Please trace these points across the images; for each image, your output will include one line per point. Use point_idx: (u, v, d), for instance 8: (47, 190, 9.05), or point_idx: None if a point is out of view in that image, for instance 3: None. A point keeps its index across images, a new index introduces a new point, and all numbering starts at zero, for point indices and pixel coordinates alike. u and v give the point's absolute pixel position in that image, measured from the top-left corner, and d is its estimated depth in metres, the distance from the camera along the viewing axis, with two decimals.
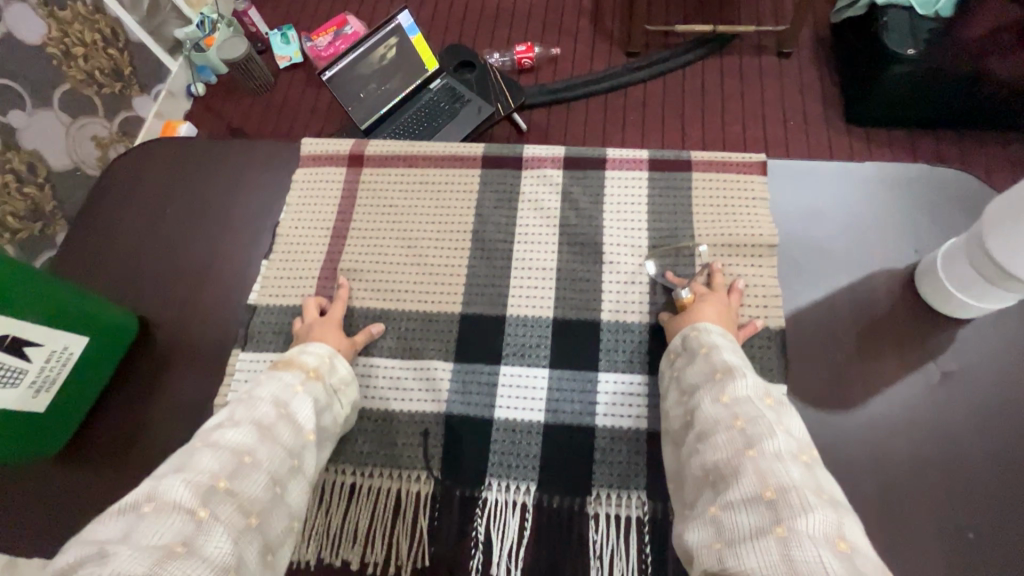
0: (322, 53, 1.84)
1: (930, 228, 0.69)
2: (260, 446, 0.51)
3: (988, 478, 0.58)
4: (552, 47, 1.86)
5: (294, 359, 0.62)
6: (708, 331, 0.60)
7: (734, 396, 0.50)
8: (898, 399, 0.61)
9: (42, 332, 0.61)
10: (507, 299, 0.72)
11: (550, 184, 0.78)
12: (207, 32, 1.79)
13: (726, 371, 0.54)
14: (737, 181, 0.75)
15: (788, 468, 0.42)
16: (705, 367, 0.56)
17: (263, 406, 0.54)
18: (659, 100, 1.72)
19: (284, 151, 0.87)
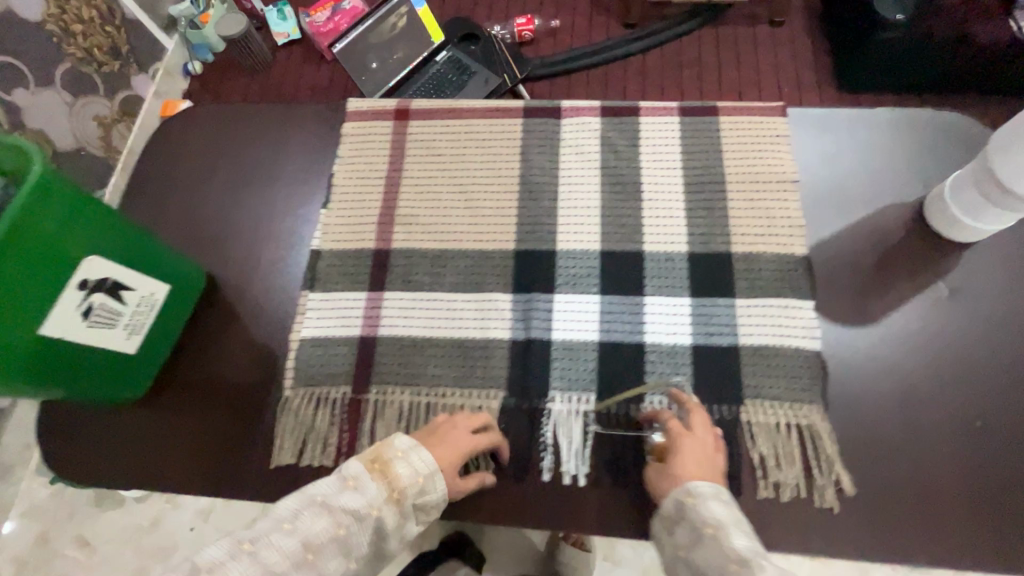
0: (321, 28, 1.76)
1: (936, 166, 0.77)
2: (296, 574, 0.45)
3: (991, 380, 0.66)
4: (552, 20, 1.88)
5: (399, 461, 0.55)
6: (706, 499, 0.54)
7: (741, 555, 0.47)
8: (911, 315, 0.69)
9: (134, 276, 0.65)
10: (557, 235, 0.78)
11: (590, 130, 0.83)
12: (202, 8, 1.67)
13: (738, 556, 0.47)
14: (762, 124, 0.81)
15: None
16: (712, 548, 0.49)
17: (321, 518, 0.48)
18: (657, 73, 1.76)
19: (328, 112, 0.91)
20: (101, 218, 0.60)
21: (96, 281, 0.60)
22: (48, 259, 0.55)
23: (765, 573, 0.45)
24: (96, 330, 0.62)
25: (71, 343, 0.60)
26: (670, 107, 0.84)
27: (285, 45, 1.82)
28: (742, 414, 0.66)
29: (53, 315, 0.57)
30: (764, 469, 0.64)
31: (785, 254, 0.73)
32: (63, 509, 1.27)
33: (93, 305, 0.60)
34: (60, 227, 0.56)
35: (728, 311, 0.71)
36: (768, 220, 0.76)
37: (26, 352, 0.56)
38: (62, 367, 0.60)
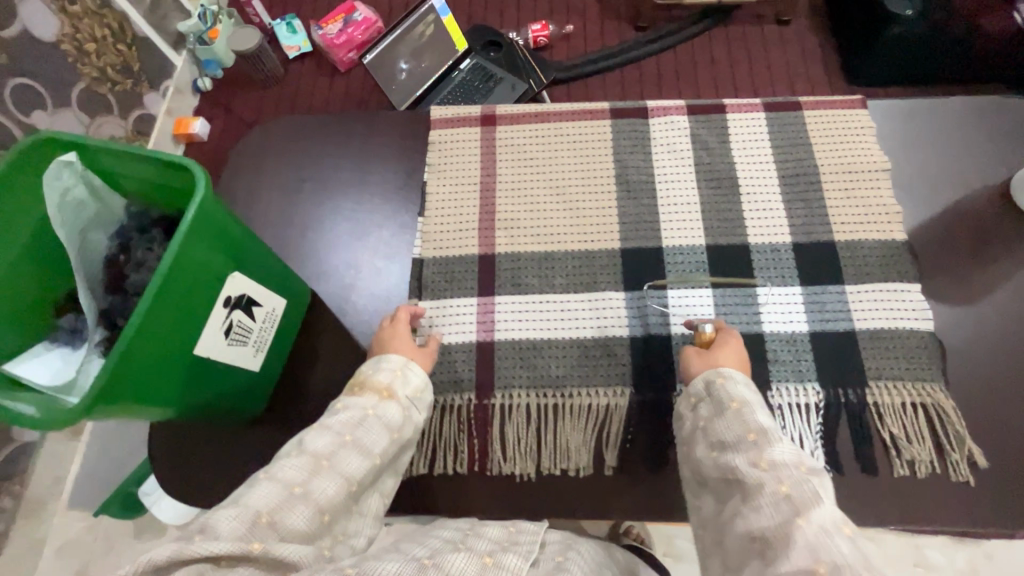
0: (335, 40, 1.64)
1: (1016, 150, 0.80)
2: (317, 477, 0.54)
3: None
4: (566, 24, 1.81)
5: (366, 376, 0.63)
6: (734, 381, 0.60)
7: (774, 463, 0.51)
8: (1014, 291, 0.72)
9: (262, 292, 0.67)
10: (661, 232, 0.79)
11: (680, 129, 0.85)
12: (209, 24, 1.57)
13: (761, 437, 0.54)
14: (847, 116, 0.84)
15: (838, 539, 0.45)
16: (736, 424, 0.56)
17: (326, 435, 0.57)
18: (673, 73, 1.71)
19: (411, 120, 0.90)
20: (241, 238, 0.62)
21: (236, 298, 0.63)
22: (205, 279, 0.58)
23: (812, 481, 0.49)
24: (234, 345, 0.64)
25: (215, 359, 0.62)
26: (755, 103, 0.86)
27: (296, 58, 1.70)
28: (869, 395, 0.69)
29: (205, 333, 0.60)
30: (897, 446, 0.66)
31: (886, 241, 0.76)
32: (100, 543, 1.18)
33: (232, 322, 0.63)
34: (214, 249, 0.58)
35: (840, 299, 0.74)
36: (865, 208, 0.78)
37: (183, 368, 0.58)
38: (205, 383, 0.62)
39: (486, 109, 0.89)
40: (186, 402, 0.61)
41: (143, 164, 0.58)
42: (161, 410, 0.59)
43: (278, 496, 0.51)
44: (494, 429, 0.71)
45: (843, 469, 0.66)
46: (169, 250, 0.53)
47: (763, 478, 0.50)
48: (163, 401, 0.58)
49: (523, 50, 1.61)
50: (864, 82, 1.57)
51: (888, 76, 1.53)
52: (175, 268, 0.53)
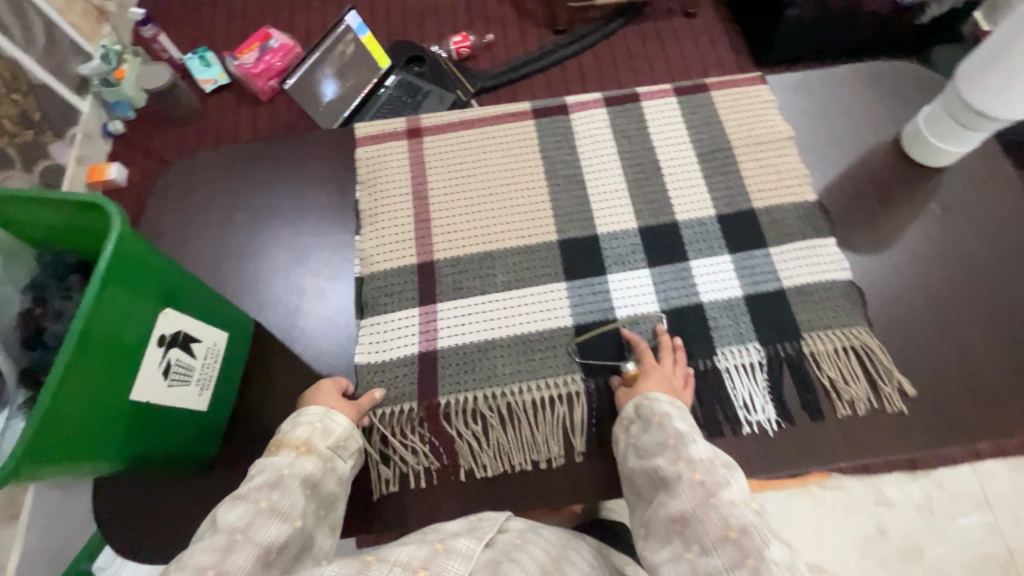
0: (252, 69, 1.60)
1: (900, 106, 0.88)
2: (232, 553, 0.50)
3: (999, 276, 0.76)
4: (485, 34, 1.84)
5: (282, 437, 0.62)
6: (659, 401, 0.64)
7: (690, 457, 0.58)
8: (917, 234, 0.79)
9: (199, 327, 0.65)
10: (594, 220, 0.81)
11: (599, 120, 0.88)
12: (113, 64, 1.50)
13: (678, 442, 0.60)
14: (750, 92, 0.89)
15: (743, 509, 0.52)
16: (658, 435, 0.61)
17: (238, 507, 0.54)
18: (594, 71, 1.77)
19: (335, 140, 0.89)
20: (167, 274, 0.60)
21: (171, 336, 0.60)
22: (131, 321, 0.55)
23: (723, 471, 0.56)
24: (174, 387, 0.61)
25: (155, 404, 0.59)
26: (666, 88, 0.90)
27: (213, 92, 1.63)
28: (805, 346, 0.73)
29: (141, 375, 0.57)
30: (836, 389, 0.71)
31: (801, 202, 0.81)
32: None
33: (170, 362, 0.61)
34: (137, 288, 0.56)
35: (766, 261, 0.78)
36: (778, 174, 0.83)
37: (120, 418, 0.55)
38: (148, 432, 0.59)
39: (409, 121, 0.89)
40: (127, 455, 0.58)
41: (50, 208, 0.55)
42: (99, 466, 0.56)
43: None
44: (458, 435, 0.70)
45: (793, 418, 0.70)
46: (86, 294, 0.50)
47: (680, 470, 0.57)
48: (99, 456, 0.54)
49: (447, 61, 1.63)
50: (769, 62, 1.68)
51: (789, 55, 1.65)
52: (94, 314, 0.50)
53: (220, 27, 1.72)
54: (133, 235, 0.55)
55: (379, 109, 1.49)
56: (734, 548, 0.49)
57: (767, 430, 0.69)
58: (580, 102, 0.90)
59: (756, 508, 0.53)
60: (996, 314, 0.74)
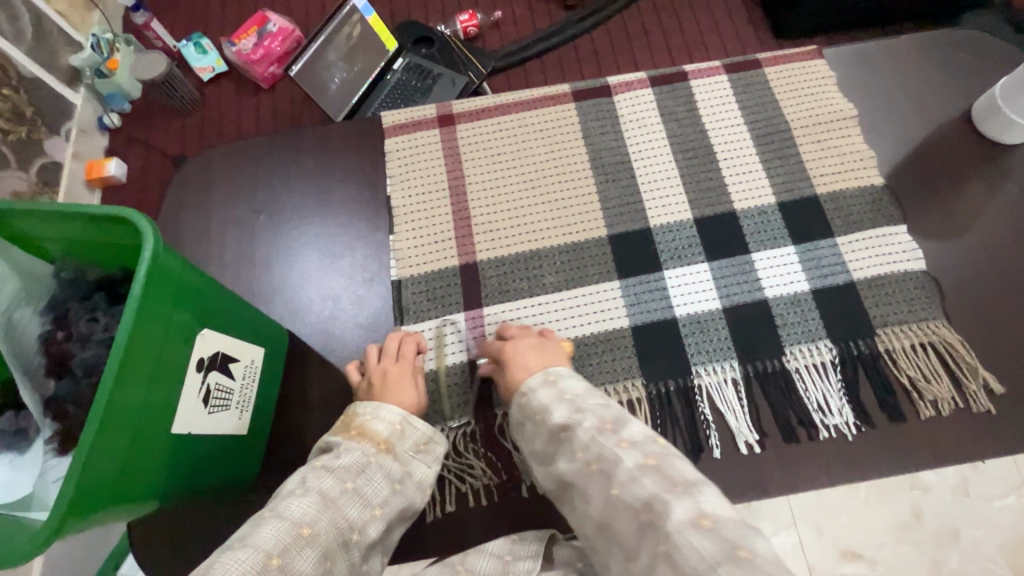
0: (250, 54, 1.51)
1: (970, 78, 0.82)
2: (323, 515, 0.47)
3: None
4: (494, 11, 1.75)
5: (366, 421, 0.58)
6: (534, 390, 0.56)
7: (581, 444, 0.49)
8: (993, 218, 0.74)
9: (237, 345, 0.60)
10: (646, 212, 0.76)
11: (645, 102, 0.82)
12: (106, 54, 1.41)
13: (568, 431, 0.51)
14: (806, 68, 0.83)
15: (644, 477, 0.43)
16: (546, 432, 0.53)
17: (326, 478, 0.51)
18: (608, 48, 1.68)
19: (360, 131, 0.83)
20: (203, 290, 0.54)
21: (210, 358, 0.55)
22: (170, 346, 0.50)
23: (609, 441, 0.48)
24: (214, 413, 0.57)
25: (196, 432, 0.54)
26: (716, 66, 0.83)
27: (212, 80, 1.56)
28: (880, 343, 0.69)
29: (181, 404, 0.52)
30: (917, 388, 0.66)
31: (866, 186, 0.76)
32: None
33: (209, 386, 0.56)
34: (174, 309, 0.50)
35: (834, 252, 0.73)
36: (840, 156, 0.78)
37: (162, 451, 0.50)
38: (191, 462, 0.55)
39: (440, 109, 0.83)
40: (171, 488, 0.53)
41: (68, 222, 0.49)
42: (142, 504, 0.51)
43: (283, 534, 0.43)
44: (517, 449, 0.66)
45: (873, 422, 0.65)
46: (122, 322, 0.44)
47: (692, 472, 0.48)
48: (143, 494, 0.50)
49: (458, 41, 1.55)
50: (792, 35, 1.60)
51: (813, 26, 1.56)
52: (133, 343, 0.45)
53: (215, 11, 1.63)
54: (168, 250, 0.49)
55: (390, 97, 1.43)
56: (650, 532, 0.41)
57: (846, 434, 0.65)
58: (623, 83, 0.83)
59: (653, 465, 0.44)
60: None
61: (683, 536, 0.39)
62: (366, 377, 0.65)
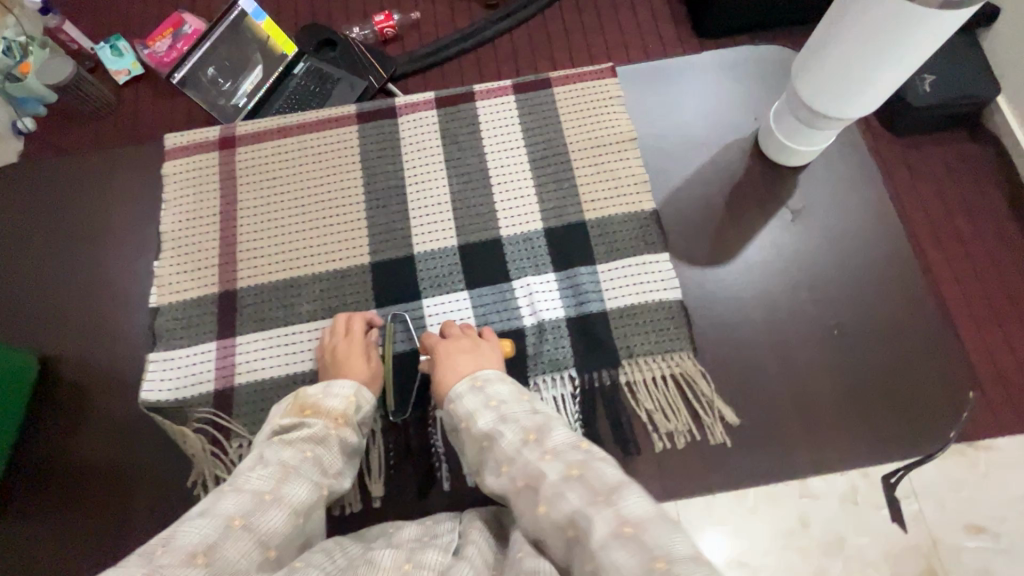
0: (163, 59, 1.41)
1: (762, 100, 0.81)
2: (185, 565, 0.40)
3: (848, 284, 0.71)
4: (412, 10, 1.59)
5: (319, 399, 0.58)
6: (465, 395, 0.55)
7: (516, 459, 0.47)
8: (762, 245, 0.73)
9: None
10: (411, 238, 0.75)
11: (427, 124, 0.80)
12: (19, 58, 1.33)
13: (534, 437, 0.49)
14: (596, 87, 0.80)
15: (656, 526, 0.39)
16: (478, 444, 0.52)
17: (282, 450, 0.53)
18: (530, 50, 1.54)
19: (153, 157, 0.84)
20: None
21: None
22: None
23: (580, 453, 0.46)
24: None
25: None
26: (505, 85, 0.81)
27: (128, 83, 1.42)
28: (622, 375, 0.67)
29: None
30: (654, 422, 0.66)
31: (636, 212, 0.74)
32: None
33: None
34: None
35: (592, 278, 0.71)
36: (615, 181, 0.76)
37: None
38: None
39: (223, 131, 0.81)
40: None
41: None
42: None
43: None
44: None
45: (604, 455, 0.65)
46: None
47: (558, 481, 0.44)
48: None
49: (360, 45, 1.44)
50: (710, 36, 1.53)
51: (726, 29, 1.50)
52: None
53: None
54: None
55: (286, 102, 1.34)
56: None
57: None
58: (410, 105, 0.81)
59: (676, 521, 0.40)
60: (838, 331, 0.69)
61: None
62: (322, 355, 0.66)
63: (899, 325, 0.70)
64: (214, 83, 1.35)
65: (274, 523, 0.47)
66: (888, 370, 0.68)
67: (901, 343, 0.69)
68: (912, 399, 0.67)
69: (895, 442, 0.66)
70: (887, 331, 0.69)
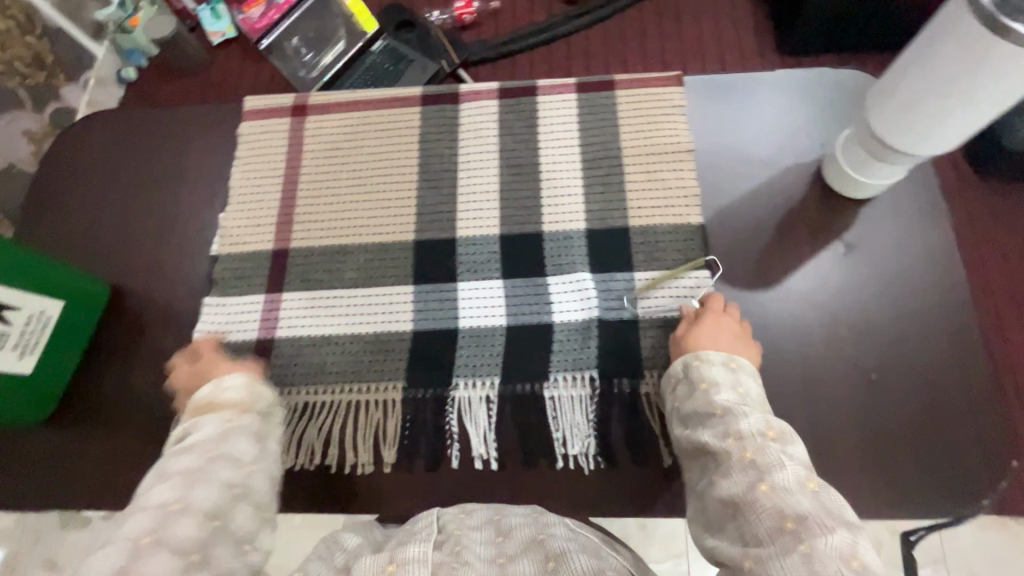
0: (256, 25, 1.49)
1: (833, 124, 0.78)
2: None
3: (894, 327, 0.69)
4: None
5: (211, 397, 0.64)
6: (711, 362, 0.59)
7: (738, 431, 0.51)
8: (808, 276, 0.71)
9: (17, 296, 0.67)
10: (456, 223, 0.77)
11: (486, 114, 0.82)
12: (130, 11, 1.43)
13: (726, 413, 0.53)
14: (659, 94, 0.79)
15: (800, 494, 0.45)
16: (701, 403, 0.56)
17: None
18: (602, 49, 1.53)
19: (231, 116, 0.90)
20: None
21: None
22: None
23: (774, 446, 0.49)
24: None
25: None
26: (568, 83, 0.82)
27: (221, 45, 1.55)
28: (643, 386, 0.67)
29: None
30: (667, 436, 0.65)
31: (682, 226, 0.73)
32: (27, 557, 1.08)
33: None
34: None
35: (626, 286, 0.71)
36: (665, 192, 0.75)
37: None
38: None
39: (295, 99, 0.86)
40: None
41: None
42: None
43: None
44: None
45: (614, 460, 0.65)
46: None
47: (728, 448, 0.50)
48: None
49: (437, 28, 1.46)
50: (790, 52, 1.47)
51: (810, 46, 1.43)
52: None
53: None
54: None
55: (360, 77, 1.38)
56: (789, 538, 0.42)
57: (583, 467, 0.65)
58: (472, 93, 0.83)
59: (814, 489, 0.46)
60: (876, 374, 0.67)
61: (831, 561, 0.40)
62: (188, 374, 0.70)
63: (944, 377, 0.66)
64: (296, 53, 1.46)
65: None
66: (925, 421, 0.65)
67: (943, 395, 0.66)
68: (946, 456, 0.64)
69: (920, 496, 0.63)
70: (931, 381, 0.66)
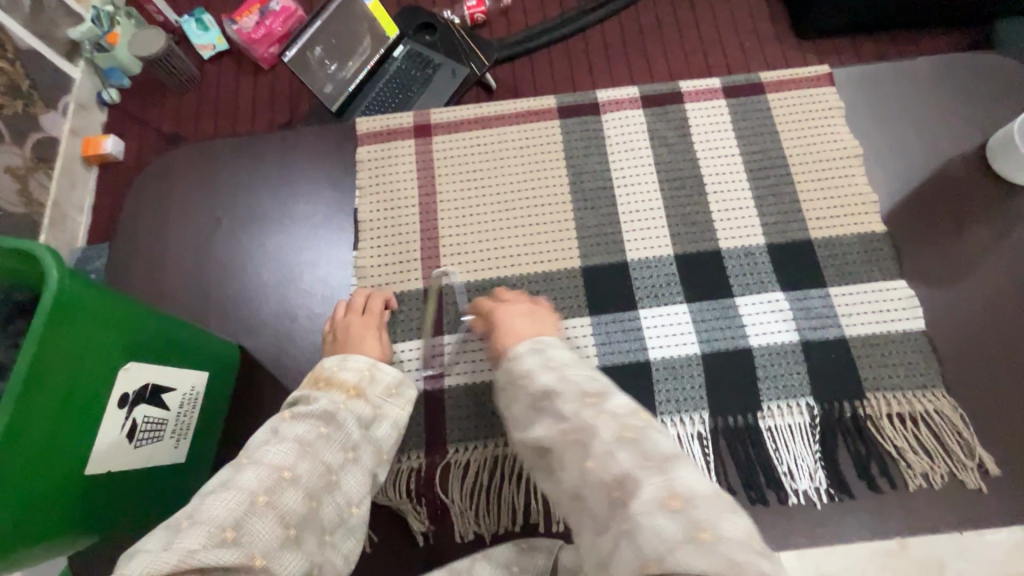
0: (252, 36, 1.23)
1: (984, 109, 0.75)
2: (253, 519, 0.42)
3: None
4: None
5: (333, 373, 0.58)
6: (523, 354, 0.52)
7: (568, 417, 0.44)
8: (1003, 267, 0.68)
9: (171, 374, 0.56)
10: (624, 244, 0.72)
11: (633, 124, 0.77)
12: (105, 27, 1.18)
13: (548, 398, 0.47)
14: (814, 95, 0.77)
15: (654, 471, 0.38)
16: (524, 399, 0.49)
17: (300, 425, 0.51)
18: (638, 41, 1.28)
19: (333, 138, 0.79)
20: (134, 321, 0.51)
21: (135, 393, 0.52)
22: (83, 380, 0.46)
23: (649, 422, 0.43)
24: (145, 445, 0.53)
25: (116, 471, 0.51)
26: (714, 87, 0.78)
27: (213, 59, 1.28)
28: (866, 408, 0.64)
29: (96, 441, 0.48)
30: (904, 459, 0.62)
31: (865, 232, 0.71)
32: None
33: (136, 421, 0.52)
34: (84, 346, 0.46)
35: (825, 302, 0.68)
36: (840, 197, 0.72)
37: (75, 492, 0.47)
38: (106, 503, 0.50)
39: (418, 120, 0.78)
40: (92, 530, 0.50)
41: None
42: (65, 542, 0.48)
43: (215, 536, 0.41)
44: (452, 502, 0.63)
45: (849, 491, 0.61)
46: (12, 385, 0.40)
47: (586, 425, 0.43)
48: (71, 532, 0.47)
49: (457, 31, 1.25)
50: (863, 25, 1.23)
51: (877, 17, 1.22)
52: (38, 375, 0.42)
53: None
54: (78, 279, 0.45)
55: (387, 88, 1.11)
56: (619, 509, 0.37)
57: (816, 501, 0.61)
58: (613, 102, 0.78)
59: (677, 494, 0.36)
60: None
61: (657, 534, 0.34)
62: (331, 331, 0.65)
63: None
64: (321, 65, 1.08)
65: (292, 504, 0.45)
66: None
67: None
68: None
69: None
70: None
